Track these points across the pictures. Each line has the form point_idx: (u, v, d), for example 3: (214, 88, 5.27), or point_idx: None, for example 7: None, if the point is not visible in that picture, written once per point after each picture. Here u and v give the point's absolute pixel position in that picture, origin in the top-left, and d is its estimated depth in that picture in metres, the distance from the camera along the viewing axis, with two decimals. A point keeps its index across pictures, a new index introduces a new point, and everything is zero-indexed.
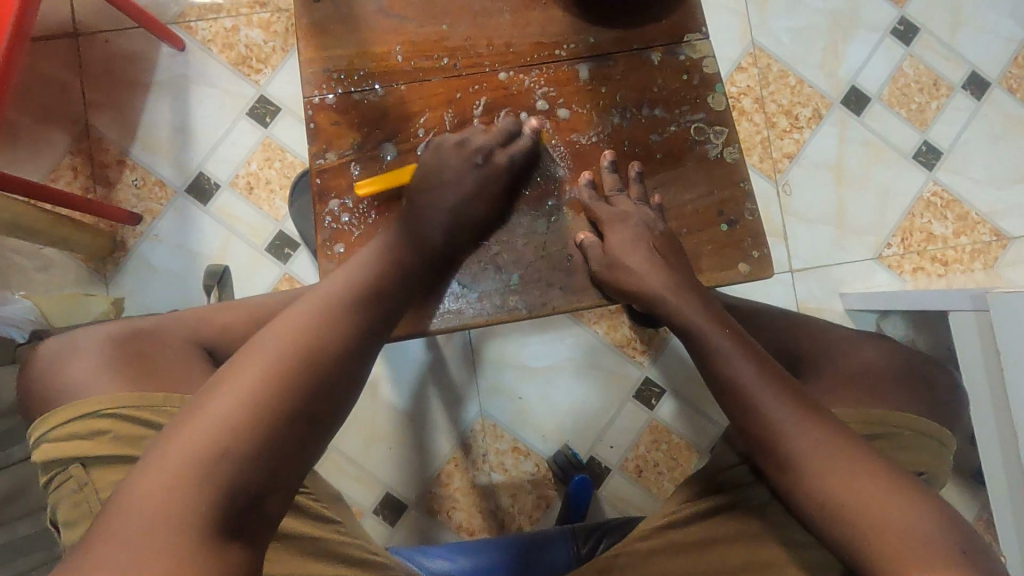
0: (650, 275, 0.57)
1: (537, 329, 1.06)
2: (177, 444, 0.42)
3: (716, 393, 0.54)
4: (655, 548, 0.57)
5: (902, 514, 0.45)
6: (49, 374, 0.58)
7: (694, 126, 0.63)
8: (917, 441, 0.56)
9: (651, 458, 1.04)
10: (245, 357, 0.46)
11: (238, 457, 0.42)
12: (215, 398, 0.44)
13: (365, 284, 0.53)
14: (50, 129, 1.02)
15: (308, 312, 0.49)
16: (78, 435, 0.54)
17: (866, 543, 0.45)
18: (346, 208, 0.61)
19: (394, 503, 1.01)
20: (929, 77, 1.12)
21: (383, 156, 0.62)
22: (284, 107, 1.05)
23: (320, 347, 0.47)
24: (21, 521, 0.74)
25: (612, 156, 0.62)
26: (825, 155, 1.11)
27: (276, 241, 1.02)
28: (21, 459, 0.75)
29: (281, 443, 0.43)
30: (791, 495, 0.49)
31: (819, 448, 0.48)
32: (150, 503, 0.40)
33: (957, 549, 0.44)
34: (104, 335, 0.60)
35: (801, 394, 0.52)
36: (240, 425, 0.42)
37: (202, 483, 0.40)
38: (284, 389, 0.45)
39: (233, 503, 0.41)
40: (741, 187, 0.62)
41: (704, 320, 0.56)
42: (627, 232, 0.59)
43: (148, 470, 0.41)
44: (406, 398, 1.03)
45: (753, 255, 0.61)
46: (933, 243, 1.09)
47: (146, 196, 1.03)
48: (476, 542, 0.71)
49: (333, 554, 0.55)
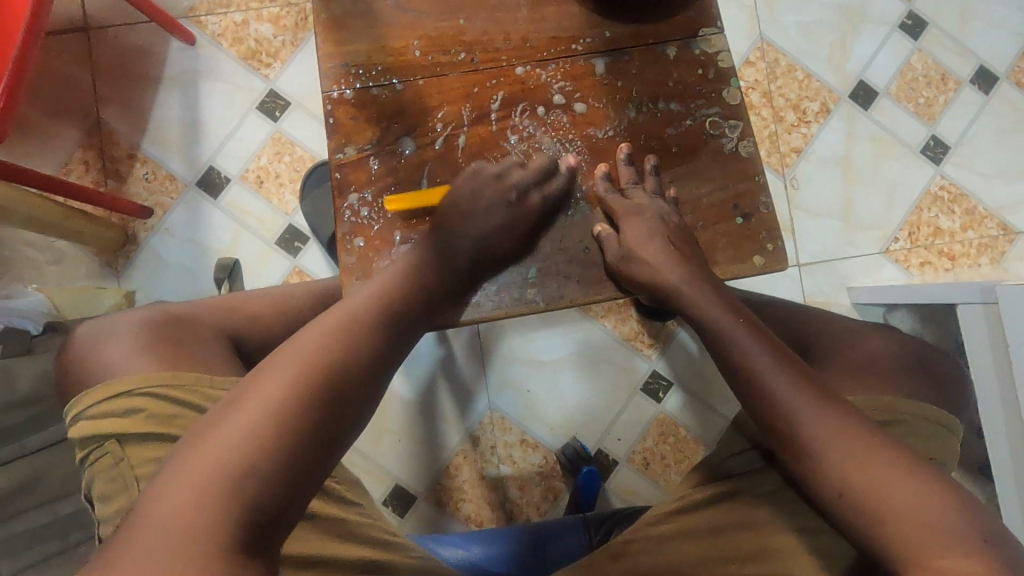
0: (665, 266, 0.58)
1: (546, 322, 1.06)
2: (205, 452, 0.42)
3: (734, 384, 0.55)
4: (668, 533, 0.58)
5: (920, 502, 0.45)
6: (84, 358, 0.60)
7: (709, 119, 0.63)
8: (928, 429, 0.56)
9: (659, 451, 1.05)
10: (272, 366, 0.46)
11: (266, 466, 0.42)
12: (244, 405, 0.44)
13: (387, 297, 0.54)
14: (62, 123, 1.02)
15: (332, 323, 0.50)
16: (114, 413, 0.55)
17: (888, 534, 0.45)
18: (365, 202, 0.61)
19: (404, 495, 1.02)
20: (937, 71, 1.12)
21: (400, 150, 0.62)
22: (295, 101, 1.06)
23: (344, 358, 0.48)
24: (32, 512, 0.75)
25: (628, 150, 0.62)
26: (834, 150, 1.11)
27: (287, 235, 1.03)
28: (37, 449, 0.76)
29: (307, 452, 0.44)
30: (811, 484, 0.50)
31: (842, 437, 0.49)
32: (178, 512, 0.39)
33: (977, 537, 0.44)
34: (139, 319, 0.62)
35: (820, 384, 0.52)
36: (269, 434, 0.43)
37: (230, 493, 0.40)
38: (311, 400, 0.45)
39: (258, 514, 0.41)
40: (756, 181, 0.62)
41: (719, 310, 0.56)
42: (644, 225, 0.59)
43: (176, 479, 0.41)
44: (418, 391, 1.04)
45: (767, 247, 0.61)
46: (940, 237, 1.09)
47: (158, 190, 1.03)
48: (487, 531, 0.72)
49: (354, 537, 0.56)
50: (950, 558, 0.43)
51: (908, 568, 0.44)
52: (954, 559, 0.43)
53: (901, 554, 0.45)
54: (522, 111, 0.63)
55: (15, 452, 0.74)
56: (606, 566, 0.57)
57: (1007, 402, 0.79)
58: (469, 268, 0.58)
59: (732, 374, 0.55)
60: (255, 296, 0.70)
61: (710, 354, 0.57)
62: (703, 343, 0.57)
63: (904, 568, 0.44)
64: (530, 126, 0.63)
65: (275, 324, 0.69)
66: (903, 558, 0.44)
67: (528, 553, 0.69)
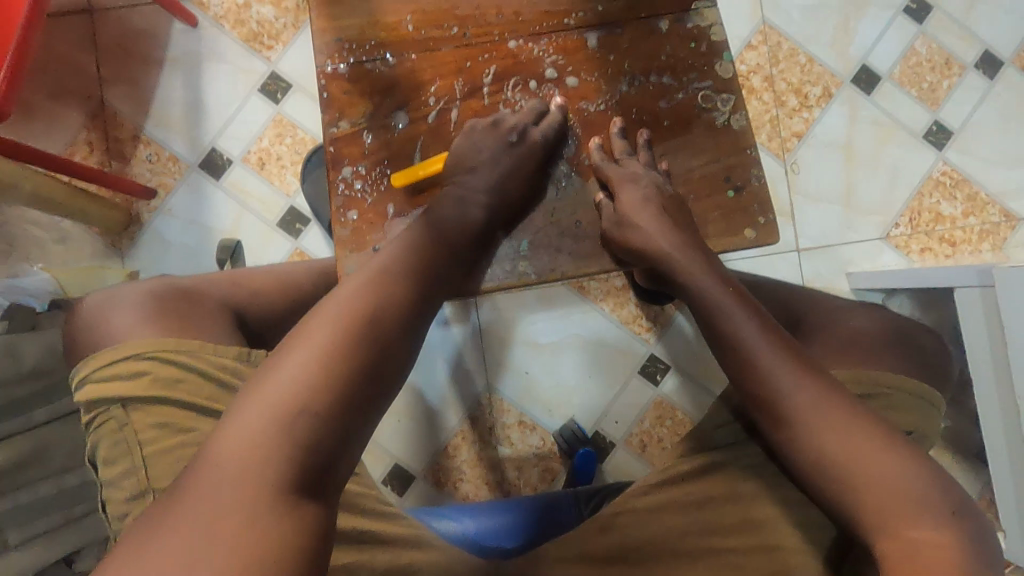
0: (655, 237, 0.58)
1: (545, 305, 1.07)
2: (254, 407, 0.43)
3: (719, 353, 0.56)
4: (654, 505, 0.59)
5: (894, 472, 0.46)
6: (90, 328, 0.60)
7: (701, 93, 0.63)
8: (912, 402, 0.57)
9: (656, 433, 1.05)
10: (311, 326, 0.47)
11: (315, 418, 0.43)
12: (289, 362, 0.45)
13: (419, 256, 0.54)
14: (66, 104, 1.03)
15: (365, 280, 0.51)
16: (118, 377, 0.55)
17: (865, 505, 0.46)
18: (359, 175, 0.62)
19: (404, 474, 1.03)
20: (941, 56, 1.12)
21: (394, 124, 0.63)
22: (296, 83, 1.06)
23: (381, 315, 0.49)
24: (41, 483, 0.76)
25: (621, 123, 0.63)
26: (834, 134, 1.10)
27: (288, 217, 1.04)
28: (42, 422, 0.78)
29: (352, 406, 0.45)
30: (790, 451, 0.50)
31: (820, 405, 0.49)
32: (231, 463, 0.41)
33: (946, 509, 0.46)
34: (144, 291, 0.62)
35: (801, 353, 0.53)
36: (314, 390, 0.44)
37: (279, 446, 0.41)
38: (352, 356, 0.46)
39: (308, 462, 0.42)
40: (748, 155, 0.62)
41: (707, 284, 0.57)
42: (637, 193, 0.59)
43: (224, 437, 0.42)
44: (417, 373, 1.05)
45: (759, 221, 0.61)
46: (941, 223, 1.09)
47: (161, 171, 1.04)
48: (479, 505, 0.73)
49: (346, 503, 0.57)
50: (920, 528, 0.44)
51: (878, 535, 0.45)
52: (923, 529, 0.44)
53: (874, 520, 0.46)
54: (515, 86, 0.64)
55: (22, 424, 0.76)
56: (592, 538, 0.58)
57: (1003, 387, 0.79)
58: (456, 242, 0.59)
59: (717, 344, 0.56)
60: (255, 272, 0.71)
61: (697, 324, 0.58)
62: (692, 314, 0.58)
63: (873, 534, 0.46)
64: (523, 100, 0.64)
65: (275, 298, 0.70)
66: (876, 527, 0.46)
67: (525, 528, 0.70)
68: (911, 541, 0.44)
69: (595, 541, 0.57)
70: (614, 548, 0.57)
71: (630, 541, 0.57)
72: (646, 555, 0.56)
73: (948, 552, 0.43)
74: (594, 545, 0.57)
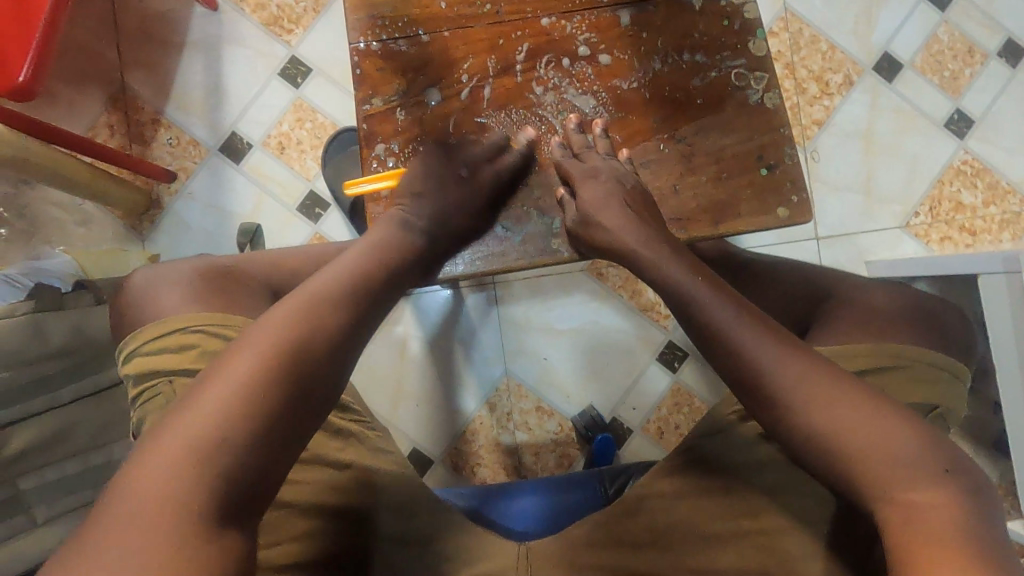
0: (626, 230, 0.56)
1: (561, 290, 1.07)
2: (179, 427, 0.39)
3: (699, 341, 0.51)
4: (676, 489, 0.59)
5: (887, 438, 0.43)
6: (139, 304, 0.60)
7: (735, 71, 0.63)
8: (936, 375, 0.57)
9: (673, 420, 1.05)
10: (243, 345, 0.43)
11: (243, 444, 0.39)
12: (218, 378, 0.41)
13: (360, 278, 0.51)
14: (88, 88, 1.04)
15: (311, 295, 0.47)
16: (169, 350, 0.56)
17: (863, 478, 0.43)
18: (391, 153, 0.64)
19: (423, 458, 1.04)
20: (963, 44, 1.11)
21: (427, 100, 0.64)
22: (316, 68, 1.06)
23: (317, 337, 0.45)
24: (67, 461, 0.78)
25: (575, 120, 0.62)
26: (855, 122, 1.10)
27: (308, 201, 1.04)
28: (70, 400, 0.78)
29: (277, 435, 0.41)
30: (781, 430, 0.46)
31: (804, 382, 0.46)
32: (147, 491, 0.37)
33: (939, 467, 0.43)
34: (191, 269, 0.63)
35: (788, 336, 0.49)
36: (240, 417, 0.40)
37: (201, 475, 0.38)
38: (281, 383, 0.42)
39: (232, 493, 0.39)
40: (782, 133, 0.62)
41: (680, 271, 0.53)
42: (599, 189, 0.58)
43: (142, 463, 0.38)
44: (435, 357, 1.06)
45: (792, 200, 0.61)
46: (961, 212, 1.08)
47: (181, 155, 1.05)
48: (502, 487, 0.73)
49: (377, 486, 0.59)
50: (920, 491, 0.41)
51: (878, 504, 0.42)
52: (922, 491, 0.41)
53: (869, 486, 0.43)
54: (548, 62, 0.64)
55: (49, 402, 0.76)
56: (618, 520, 0.59)
57: None
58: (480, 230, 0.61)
59: (699, 334, 0.51)
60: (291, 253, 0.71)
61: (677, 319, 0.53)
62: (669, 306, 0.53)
63: (872, 501, 0.43)
64: (556, 77, 0.64)
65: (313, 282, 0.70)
66: (872, 495, 0.43)
67: (549, 513, 0.70)
68: (908, 503, 0.41)
69: (624, 524, 0.59)
70: (645, 533, 0.58)
71: (658, 525, 0.58)
72: (677, 537, 0.57)
73: (949, 513, 0.40)
74: (615, 528, 0.59)
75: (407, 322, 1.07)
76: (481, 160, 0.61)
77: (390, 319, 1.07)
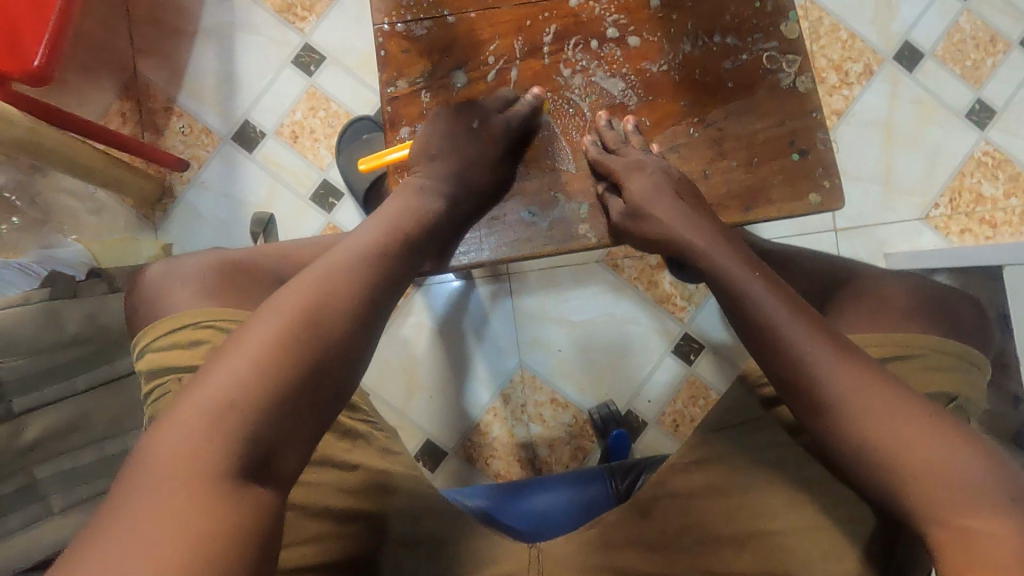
0: (679, 227, 0.56)
1: (576, 281, 1.06)
2: (197, 395, 0.39)
3: (743, 333, 0.51)
4: (693, 489, 0.58)
5: (949, 460, 0.41)
6: (153, 300, 0.59)
7: (766, 54, 0.62)
8: (949, 365, 0.54)
9: (689, 413, 1.04)
10: (262, 311, 0.43)
11: (261, 409, 0.39)
12: (236, 348, 0.41)
13: (388, 249, 0.51)
14: (100, 75, 1.03)
15: (330, 265, 0.47)
16: (178, 345, 0.55)
17: (919, 495, 0.42)
18: (416, 137, 0.63)
19: (435, 450, 1.03)
20: (985, 33, 1.09)
21: (453, 83, 0.64)
22: (329, 55, 1.05)
23: (337, 307, 0.45)
24: (83, 450, 0.77)
25: (606, 115, 0.62)
26: (874, 112, 1.08)
27: (321, 190, 1.03)
28: (83, 390, 0.77)
29: (297, 403, 0.41)
30: (827, 440, 0.46)
31: (864, 392, 0.44)
32: (166, 456, 0.37)
33: (1003, 495, 0.40)
34: (205, 263, 0.62)
35: (841, 337, 0.48)
36: (257, 385, 0.40)
37: (221, 439, 0.38)
38: (300, 350, 0.42)
39: (251, 455, 0.38)
40: (814, 117, 0.61)
41: (734, 265, 0.53)
42: (647, 181, 0.58)
43: (163, 429, 0.38)
44: (447, 348, 1.05)
45: (823, 185, 0.59)
46: (982, 204, 1.06)
47: (193, 143, 1.04)
48: (512, 487, 0.72)
49: (380, 486, 0.58)
50: (978, 518, 0.40)
51: (933, 527, 0.41)
52: (982, 518, 0.40)
53: (923, 510, 0.42)
54: (575, 45, 0.63)
55: (65, 390, 0.75)
56: (634, 521, 0.58)
57: None
58: (502, 226, 0.60)
59: (743, 327, 0.51)
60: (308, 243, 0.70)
61: (727, 316, 0.53)
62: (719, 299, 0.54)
63: (928, 524, 0.41)
64: (584, 59, 0.63)
65: None
66: (926, 518, 0.42)
67: (559, 515, 0.69)
68: (965, 530, 0.40)
69: (638, 525, 0.58)
70: (659, 536, 0.57)
71: (671, 527, 0.57)
72: (692, 541, 0.56)
73: (1010, 543, 0.39)
74: (632, 531, 0.58)
75: (418, 312, 1.06)
76: (502, 146, 0.61)
77: (403, 309, 1.06)
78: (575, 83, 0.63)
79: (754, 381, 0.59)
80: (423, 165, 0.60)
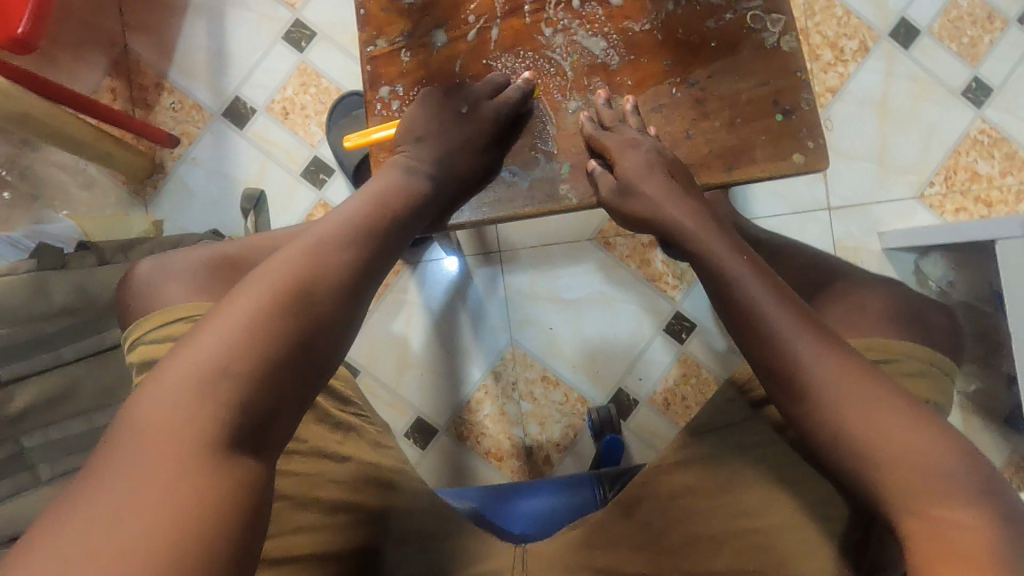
0: (665, 201, 0.55)
1: (568, 260, 1.06)
2: (180, 366, 0.39)
3: (727, 316, 0.50)
4: (673, 489, 0.57)
5: (926, 452, 0.40)
6: (148, 292, 0.59)
7: (751, 13, 0.61)
8: (922, 368, 0.54)
9: (681, 393, 1.03)
10: (247, 283, 0.43)
11: (247, 381, 0.39)
12: (218, 320, 0.41)
13: (372, 224, 0.50)
14: (91, 51, 1.03)
15: (316, 240, 0.46)
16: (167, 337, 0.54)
17: (893, 487, 0.41)
18: (396, 95, 0.65)
19: (426, 427, 1.03)
20: (982, 9, 1.08)
21: (432, 42, 0.64)
22: (320, 31, 1.04)
23: (324, 280, 0.44)
24: (72, 420, 0.77)
25: (605, 93, 0.61)
26: (869, 90, 1.08)
27: (312, 167, 1.02)
28: (71, 359, 0.77)
29: (283, 375, 0.40)
30: (805, 427, 0.45)
31: (842, 385, 0.44)
32: (149, 425, 0.36)
33: (975, 488, 0.40)
34: (197, 258, 0.61)
35: (824, 326, 0.47)
36: (243, 355, 0.39)
37: (204, 411, 0.37)
38: (286, 320, 0.41)
39: (237, 428, 0.38)
40: (797, 77, 0.60)
41: (723, 252, 0.52)
42: (640, 157, 0.57)
43: (145, 398, 0.38)
44: (439, 327, 1.05)
45: (807, 145, 0.59)
46: (977, 183, 1.05)
47: (184, 119, 1.04)
48: (502, 487, 0.72)
49: (369, 478, 0.58)
50: (950, 508, 0.39)
51: (906, 516, 0.40)
52: (956, 510, 0.39)
53: (895, 501, 0.41)
54: (556, 4, 0.63)
55: (52, 360, 0.75)
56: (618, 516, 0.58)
57: None
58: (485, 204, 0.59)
59: (727, 311, 0.50)
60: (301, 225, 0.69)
61: (711, 298, 0.52)
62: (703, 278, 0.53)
63: (900, 516, 0.40)
64: (565, 18, 0.63)
65: None
66: (898, 508, 0.40)
67: (546, 516, 0.69)
68: (936, 521, 0.39)
69: (622, 523, 0.57)
70: (637, 530, 0.57)
71: (656, 525, 0.56)
72: (682, 543, 0.55)
73: (980, 536, 0.38)
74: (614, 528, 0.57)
75: (412, 291, 1.06)
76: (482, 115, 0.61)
77: (395, 287, 1.06)
78: (557, 42, 0.63)
79: (743, 385, 0.59)
80: (402, 137, 0.61)
